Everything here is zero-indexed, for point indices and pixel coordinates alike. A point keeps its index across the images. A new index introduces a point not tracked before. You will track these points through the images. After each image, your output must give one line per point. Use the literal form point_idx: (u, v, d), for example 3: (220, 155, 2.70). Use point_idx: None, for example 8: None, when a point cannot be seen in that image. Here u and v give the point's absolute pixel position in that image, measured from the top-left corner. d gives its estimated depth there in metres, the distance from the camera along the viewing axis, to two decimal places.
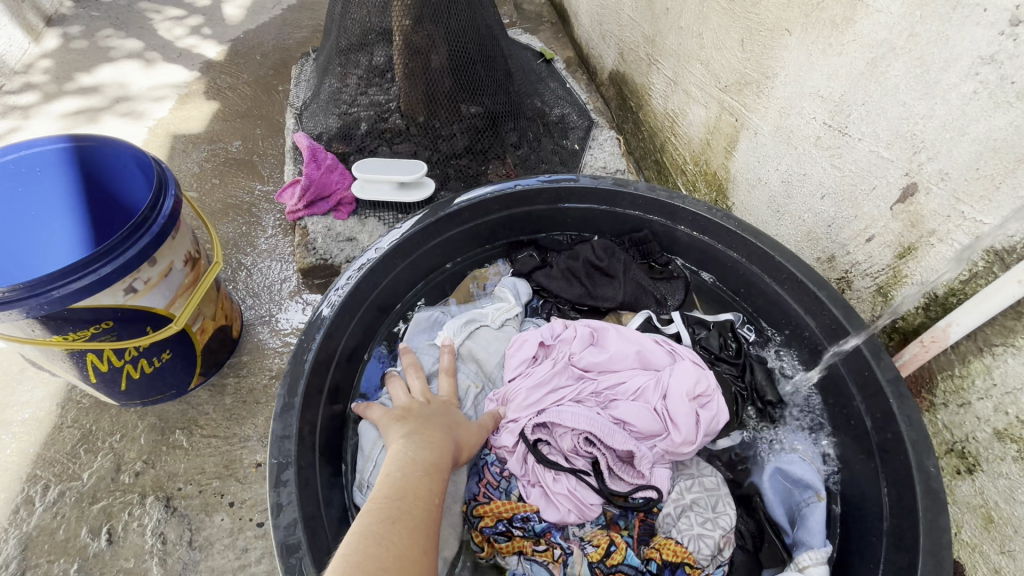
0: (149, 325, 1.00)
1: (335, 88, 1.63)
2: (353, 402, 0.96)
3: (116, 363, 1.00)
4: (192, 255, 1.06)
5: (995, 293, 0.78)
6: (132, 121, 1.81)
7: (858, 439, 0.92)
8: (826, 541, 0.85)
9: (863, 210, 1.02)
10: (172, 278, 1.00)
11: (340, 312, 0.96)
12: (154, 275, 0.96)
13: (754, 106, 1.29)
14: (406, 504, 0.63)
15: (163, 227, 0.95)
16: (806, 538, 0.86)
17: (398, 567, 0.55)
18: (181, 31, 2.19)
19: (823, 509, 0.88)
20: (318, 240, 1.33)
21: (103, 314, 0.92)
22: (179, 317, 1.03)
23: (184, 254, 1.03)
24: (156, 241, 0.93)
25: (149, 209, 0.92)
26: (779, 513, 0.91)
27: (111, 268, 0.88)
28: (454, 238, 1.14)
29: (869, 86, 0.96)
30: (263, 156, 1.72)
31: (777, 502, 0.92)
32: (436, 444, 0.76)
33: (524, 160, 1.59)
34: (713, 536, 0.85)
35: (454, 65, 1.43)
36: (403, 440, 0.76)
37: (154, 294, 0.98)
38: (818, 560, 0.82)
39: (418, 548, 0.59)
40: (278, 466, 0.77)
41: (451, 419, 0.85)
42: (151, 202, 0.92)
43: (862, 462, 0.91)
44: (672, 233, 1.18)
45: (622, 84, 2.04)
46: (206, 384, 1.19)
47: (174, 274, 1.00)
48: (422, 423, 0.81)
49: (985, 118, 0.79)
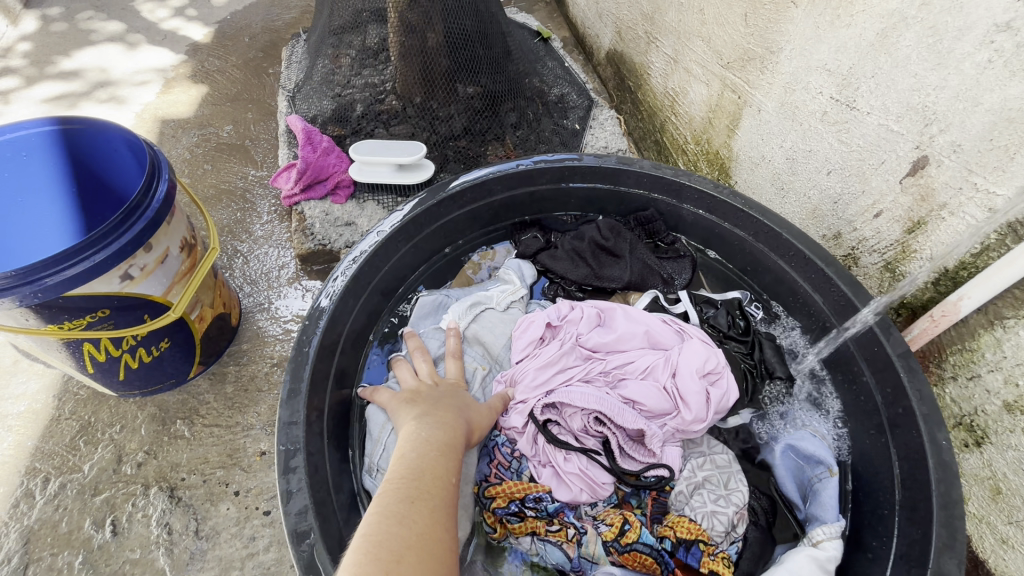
0: (146, 313, 0.98)
1: (328, 69, 1.60)
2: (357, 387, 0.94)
3: (113, 353, 0.98)
4: (188, 241, 1.03)
5: (1007, 266, 0.78)
6: (117, 106, 1.75)
7: (866, 415, 0.93)
8: (838, 515, 0.85)
9: (871, 184, 1.01)
10: (168, 265, 0.97)
11: (344, 295, 0.94)
12: (150, 262, 0.93)
13: (758, 82, 1.27)
14: (424, 485, 0.62)
15: (159, 212, 0.92)
16: (819, 513, 0.87)
17: (420, 549, 0.54)
18: (163, 13, 2.11)
19: (835, 484, 0.88)
20: (316, 225, 1.31)
21: (99, 302, 0.89)
22: (178, 304, 1.01)
23: (180, 241, 1.00)
24: (151, 226, 0.90)
25: (143, 192, 0.89)
26: (790, 489, 0.92)
27: (105, 254, 0.85)
28: (456, 220, 1.12)
29: (879, 58, 0.95)
30: (255, 141, 1.68)
31: (787, 478, 0.93)
32: (448, 425, 0.74)
33: (523, 141, 1.57)
34: (726, 513, 0.85)
35: (451, 44, 1.41)
36: (416, 421, 0.74)
37: (151, 281, 0.95)
38: (831, 534, 0.82)
39: (440, 527, 0.57)
40: (287, 453, 0.76)
41: (462, 401, 0.84)
42: (145, 186, 0.89)
43: (873, 438, 0.91)
44: (678, 211, 1.16)
45: (620, 63, 2.01)
46: (207, 373, 1.17)
47: (170, 260, 0.98)
48: (433, 405, 0.79)
49: (1000, 87, 0.78)
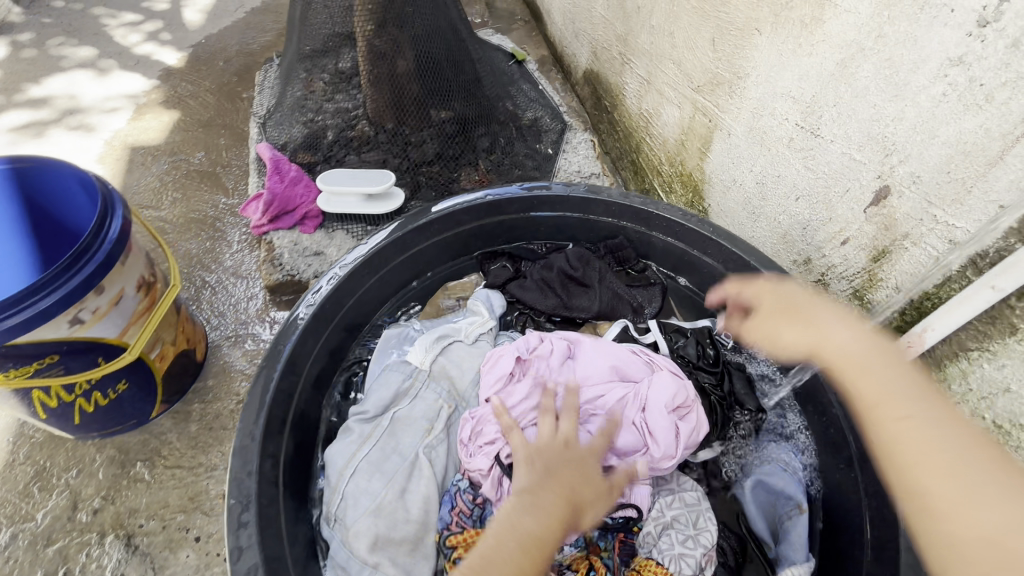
0: (101, 355, 0.95)
1: (301, 95, 1.59)
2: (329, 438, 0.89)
3: (66, 398, 0.95)
4: (146, 279, 1.00)
5: (971, 298, 0.77)
6: (86, 133, 1.73)
7: (835, 448, 0.92)
8: (807, 554, 0.86)
9: (837, 212, 1.01)
10: (123, 305, 0.95)
11: (306, 334, 0.92)
12: (103, 304, 0.91)
13: (727, 106, 1.28)
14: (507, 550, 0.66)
15: (112, 253, 0.89)
16: (789, 552, 0.87)
17: None
18: (137, 37, 2.10)
19: (805, 521, 0.89)
20: (285, 255, 1.29)
21: (48, 348, 0.86)
22: (135, 345, 0.98)
23: (136, 280, 0.97)
24: (103, 268, 0.88)
25: (93, 234, 0.87)
26: (761, 527, 0.92)
27: (52, 299, 0.82)
28: (423, 252, 1.11)
29: (839, 88, 0.95)
30: (227, 168, 1.66)
31: (758, 515, 0.92)
32: (551, 512, 0.70)
33: (497, 166, 1.56)
34: (693, 555, 0.84)
35: (421, 69, 1.40)
36: (519, 498, 0.72)
37: (104, 323, 0.93)
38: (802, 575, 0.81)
39: None
40: (237, 507, 0.73)
41: (581, 475, 0.76)
42: (95, 227, 0.87)
43: (844, 472, 0.90)
44: (648, 239, 1.15)
45: (596, 83, 2.02)
46: (170, 412, 1.14)
47: (126, 301, 0.95)
48: (546, 478, 0.74)
49: (955, 120, 0.78)
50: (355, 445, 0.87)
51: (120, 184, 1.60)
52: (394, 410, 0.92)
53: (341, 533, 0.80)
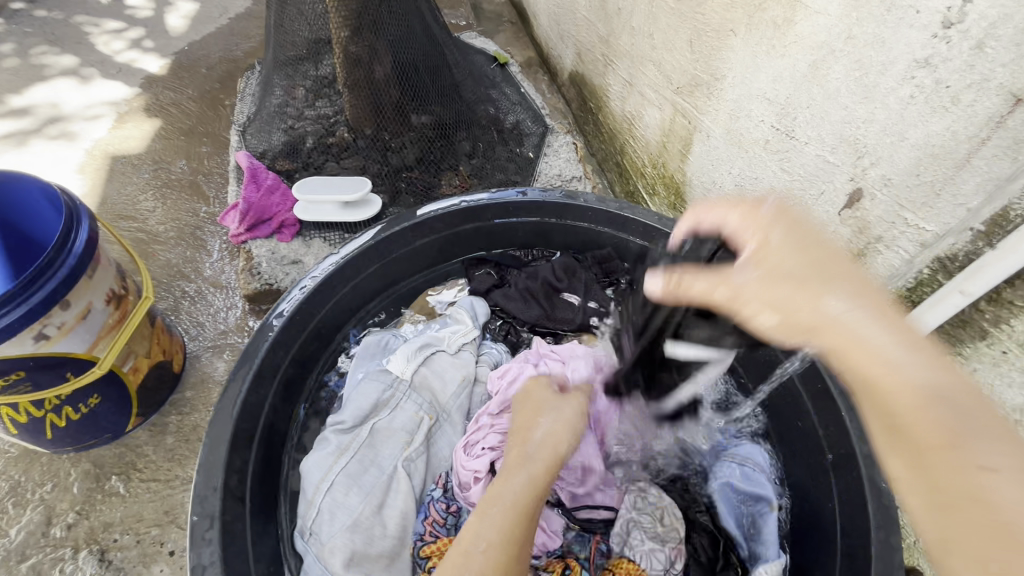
0: (70, 370, 0.94)
1: (281, 101, 1.57)
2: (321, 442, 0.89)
3: (36, 414, 0.94)
4: (116, 292, 1.00)
5: (941, 302, 0.75)
6: (66, 142, 1.72)
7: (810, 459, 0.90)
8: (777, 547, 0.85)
9: (812, 214, 1.00)
10: (92, 319, 0.94)
11: (276, 345, 0.91)
12: (69, 319, 0.90)
13: (705, 108, 1.27)
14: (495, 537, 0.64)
15: (76, 267, 0.89)
16: (762, 550, 0.86)
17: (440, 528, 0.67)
18: (120, 45, 2.09)
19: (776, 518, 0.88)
20: (262, 264, 1.28)
21: (14, 364, 0.86)
22: (105, 359, 0.98)
23: (105, 293, 0.97)
24: (67, 282, 0.87)
25: (56, 248, 0.86)
26: (728, 521, 0.90)
27: (14, 316, 0.81)
28: (398, 260, 1.10)
29: (812, 90, 0.94)
30: (208, 176, 1.65)
31: (726, 511, 0.91)
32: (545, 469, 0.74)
33: (478, 170, 1.55)
34: (663, 550, 0.84)
35: (399, 75, 1.40)
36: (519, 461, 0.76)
37: (72, 338, 0.92)
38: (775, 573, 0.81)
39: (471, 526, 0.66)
40: (200, 524, 0.72)
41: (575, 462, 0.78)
42: (59, 241, 0.86)
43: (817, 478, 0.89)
44: (626, 245, 1.14)
45: (582, 85, 2.01)
46: (147, 424, 1.13)
47: (94, 315, 0.95)
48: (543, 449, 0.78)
49: (922, 123, 0.77)
50: (331, 458, 0.86)
51: (101, 193, 1.59)
52: (374, 420, 0.92)
53: (316, 548, 0.80)
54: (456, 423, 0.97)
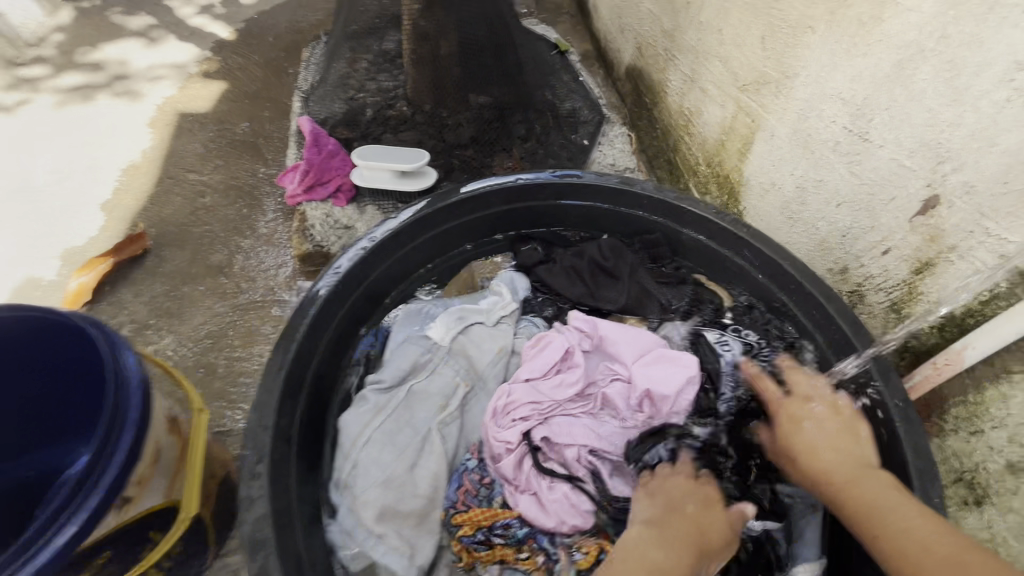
0: (154, 529, 0.76)
1: (345, 72, 1.64)
2: (342, 415, 0.90)
3: None
4: (170, 417, 0.81)
5: (1012, 316, 0.74)
6: (138, 99, 1.80)
7: (887, 451, 0.84)
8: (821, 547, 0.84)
9: (880, 221, 0.96)
10: (164, 458, 0.76)
11: (331, 300, 0.94)
12: (147, 472, 0.72)
13: (771, 106, 1.24)
14: None
15: (143, 415, 0.71)
16: None
17: None
18: (191, 10, 2.18)
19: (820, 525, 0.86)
20: (316, 227, 1.32)
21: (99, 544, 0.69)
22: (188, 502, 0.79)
23: (165, 423, 0.78)
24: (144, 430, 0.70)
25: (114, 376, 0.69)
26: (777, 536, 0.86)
27: (104, 489, 0.65)
28: (449, 233, 1.12)
29: (894, 91, 0.91)
30: (268, 139, 1.70)
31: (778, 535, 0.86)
32: None
33: (531, 154, 1.55)
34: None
35: (464, 51, 1.41)
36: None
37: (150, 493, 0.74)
38: None
39: None
40: (254, 458, 0.75)
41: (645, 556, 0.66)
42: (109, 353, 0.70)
43: None
44: (679, 237, 1.14)
45: (638, 80, 1.99)
46: (199, 367, 1.18)
47: (163, 454, 0.76)
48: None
49: (1018, 129, 0.73)
50: (369, 414, 0.88)
51: (167, 147, 1.65)
52: (411, 382, 0.92)
53: (349, 501, 0.81)
54: (490, 392, 0.95)
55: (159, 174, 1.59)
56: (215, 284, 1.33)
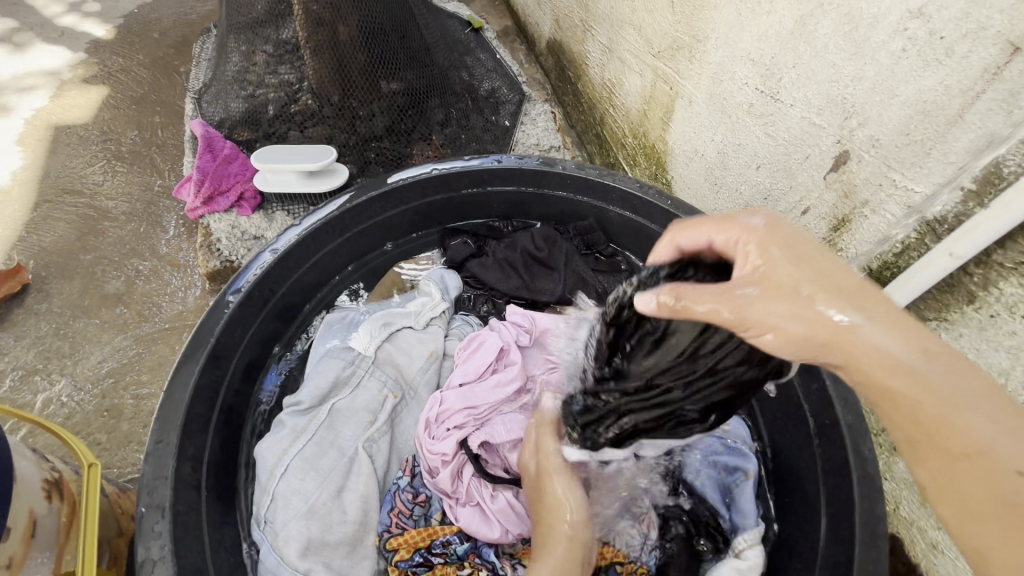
0: None
1: (241, 66, 1.44)
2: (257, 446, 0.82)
3: None
4: (48, 481, 0.70)
5: (927, 267, 0.72)
6: (4, 113, 1.59)
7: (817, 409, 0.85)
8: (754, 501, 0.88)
9: (797, 180, 0.96)
10: (44, 530, 0.66)
11: (231, 324, 0.85)
12: (18, 548, 0.61)
13: (687, 72, 1.21)
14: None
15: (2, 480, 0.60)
16: (742, 522, 0.83)
17: None
18: (60, 8, 1.94)
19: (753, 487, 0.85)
20: (222, 241, 1.20)
21: None
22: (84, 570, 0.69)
23: (39, 487, 0.68)
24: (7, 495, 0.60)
25: None
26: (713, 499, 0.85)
27: None
28: (364, 233, 1.04)
29: (798, 48, 0.89)
30: (162, 147, 1.54)
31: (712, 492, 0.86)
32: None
33: (452, 140, 1.47)
34: (636, 525, 0.84)
35: (366, 35, 1.26)
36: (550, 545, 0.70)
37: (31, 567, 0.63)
38: (752, 543, 0.79)
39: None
40: (150, 516, 0.67)
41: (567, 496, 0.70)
42: None
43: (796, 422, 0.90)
44: (605, 214, 1.11)
45: (559, 53, 1.93)
46: (102, 410, 1.06)
47: (42, 522, 0.66)
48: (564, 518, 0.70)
49: (915, 78, 0.73)
50: (286, 441, 0.80)
51: (43, 165, 1.47)
52: (333, 400, 0.84)
53: (270, 538, 0.73)
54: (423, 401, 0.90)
55: (35, 197, 1.41)
56: (113, 315, 1.20)
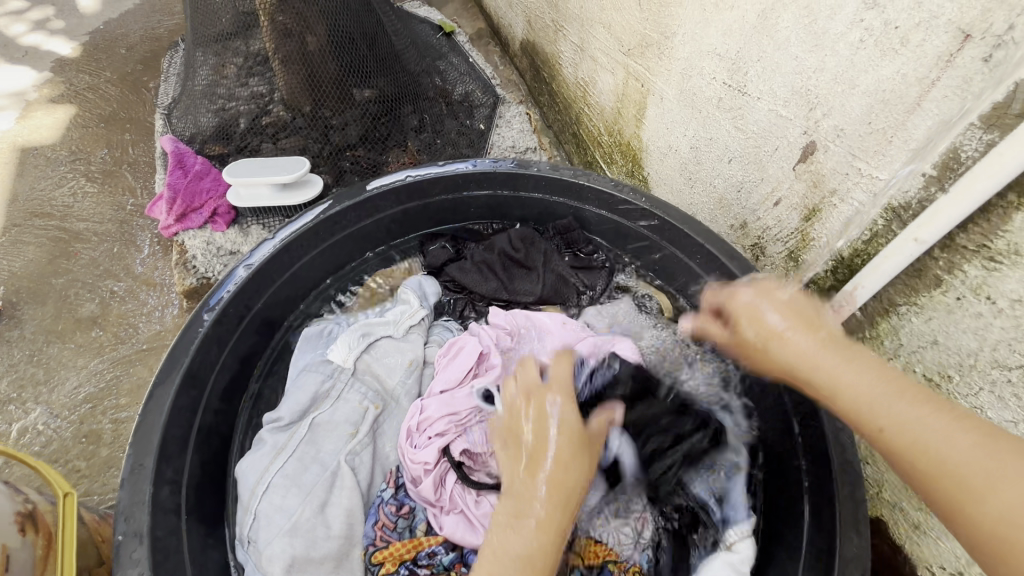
0: None
1: (210, 79, 1.41)
2: (240, 463, 0.81)
3: None
4: (22, 513, 0.69)
5: (895, 252, 0.73)
6: None
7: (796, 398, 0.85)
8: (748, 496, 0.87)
9: (768, 172, 0.97)
10: (18, 563, 0.64)
11: (207, 343, 0.83)
12: None
13: (657, 69, 1.22)
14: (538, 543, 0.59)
15: None
16: (732, 514, 0.83)
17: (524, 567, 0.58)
18: (24, 28, 1.90)
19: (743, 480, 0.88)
20: (197, 258, 1.18)
21: None
22: None
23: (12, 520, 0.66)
24: None
25: None
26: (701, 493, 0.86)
27: None
28: (340, 244, 1.03)
29: (762, 42, 0.90)
30: (133, 165, 1.51)
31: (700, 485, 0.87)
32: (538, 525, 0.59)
33: (428, 145, 1.47)
34: (629, 524, 0.84)
35: (335, 44, 1.26)
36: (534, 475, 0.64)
37: None
38: (744, 535, 0.80)
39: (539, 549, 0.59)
40: (127, 543, 0.65)
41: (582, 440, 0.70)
42: None
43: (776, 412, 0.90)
44: (582, 214, 1.11)
45: (533, 54, 1.93)
46: (80, 436, 1.04)
47: (15, 556, 0.64)
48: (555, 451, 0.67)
49: (873, 68, 0.73)
50: (268, 459, 0.79)
51: (11, 189, 1.44)
52: (313, 414, 0.84)
53: (255, 557, 0.73)
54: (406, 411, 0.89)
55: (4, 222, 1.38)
56: (88, 339, 1.18)
